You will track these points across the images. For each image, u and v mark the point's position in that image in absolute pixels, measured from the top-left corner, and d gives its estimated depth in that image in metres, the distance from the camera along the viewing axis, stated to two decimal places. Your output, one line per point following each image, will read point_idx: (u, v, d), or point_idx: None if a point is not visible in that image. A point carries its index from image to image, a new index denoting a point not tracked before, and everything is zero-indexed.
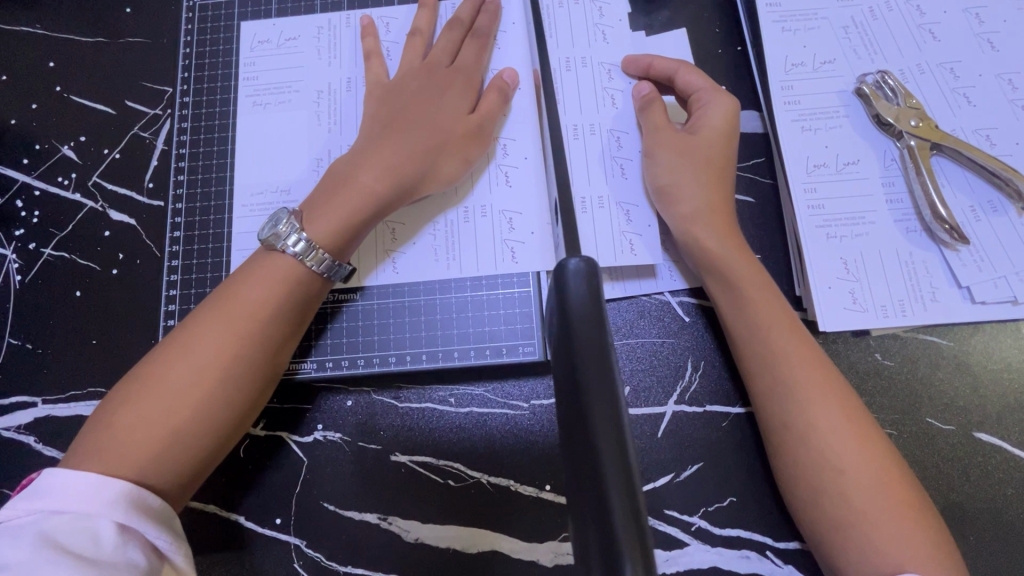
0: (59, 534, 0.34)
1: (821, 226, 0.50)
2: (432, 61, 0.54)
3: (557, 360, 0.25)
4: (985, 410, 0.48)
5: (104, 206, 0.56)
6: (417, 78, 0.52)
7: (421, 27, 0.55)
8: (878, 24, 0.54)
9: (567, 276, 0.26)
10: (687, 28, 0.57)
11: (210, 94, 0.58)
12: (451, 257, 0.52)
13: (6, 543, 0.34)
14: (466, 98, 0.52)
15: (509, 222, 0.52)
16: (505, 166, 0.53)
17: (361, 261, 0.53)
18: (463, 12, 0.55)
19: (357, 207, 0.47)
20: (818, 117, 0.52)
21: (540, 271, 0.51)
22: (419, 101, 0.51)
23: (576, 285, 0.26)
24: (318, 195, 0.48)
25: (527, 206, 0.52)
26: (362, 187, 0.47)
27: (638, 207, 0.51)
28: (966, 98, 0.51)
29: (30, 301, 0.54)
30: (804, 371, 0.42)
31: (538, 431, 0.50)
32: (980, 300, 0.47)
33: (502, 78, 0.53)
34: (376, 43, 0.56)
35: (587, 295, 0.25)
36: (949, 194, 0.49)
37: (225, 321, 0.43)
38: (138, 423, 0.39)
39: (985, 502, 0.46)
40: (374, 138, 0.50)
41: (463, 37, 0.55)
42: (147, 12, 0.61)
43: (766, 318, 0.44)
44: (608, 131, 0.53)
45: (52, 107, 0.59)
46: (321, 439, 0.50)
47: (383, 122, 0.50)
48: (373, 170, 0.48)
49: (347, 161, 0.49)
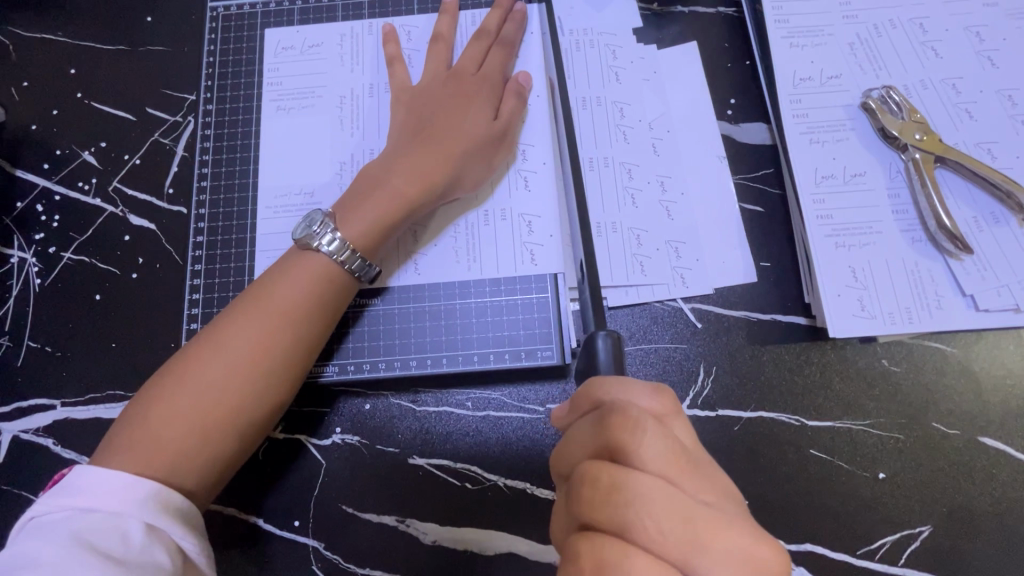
0: (89, 533, 0.35)
1: (830, 235, 0.51)
2: (454, 70, 0.56)
3: None
4: (989, 415, 0.49)
5: (124, 211, 0.57)
6: (441, 88, 0.54)
7: (442, 33, 0.57)
8: (883, 40, 0.56)
9: (598, 350, 0.37)
10: (698, 43, 0.59)
11: (233, 101, 0.59)
12: (471, 260, 0.53)
13: (35, 542, 0.34)
14: (487, 103, 0.54)
15: (528, 227, 0.54)
16: (523, 172, 0.55)
17: (384, 261, 0.54)
18: (490, 23, 0.57)
19: (389, 210, 0.48)
20: (827, 129, 0.54)
21: (557, 275, 0.53)
22: (441, 107, 0.53)
23: (604, 359, 0.37)
24: (351, 197, 0.49)
25: (546, 210, 0.54)
26: (394, 191, 0.49)
27: (648, 232, 0.53)
28: (968, 113, 0.53)
29: (49, 305, 0.55)
30: (723, 533, 0.29)
31: (554, 435, 0.50)
32: (984, 308, 0.49)
33: (517, 83, 0.55)
34: (398, 49, 0.58)
35: (612, 365, 0.37)
36: (952, 205, 0.51)
37: (257, 318, 0.44)
38: (168, 422, 0.40)
39: (990, 505, 0.47)
40: (402, 145, 0.52)
41: (488, 48, 0.57)
42: (169, 20, 0.62)
43: (672, 465, 0.31)
44: (620, 163, 0.55)
45: (73, 113, 0.60)
46: (340, 441, 0.51)
47: (411, 130, 0.52)
48: (404, 175, 0.49)
49: (378, 168, 0.50)
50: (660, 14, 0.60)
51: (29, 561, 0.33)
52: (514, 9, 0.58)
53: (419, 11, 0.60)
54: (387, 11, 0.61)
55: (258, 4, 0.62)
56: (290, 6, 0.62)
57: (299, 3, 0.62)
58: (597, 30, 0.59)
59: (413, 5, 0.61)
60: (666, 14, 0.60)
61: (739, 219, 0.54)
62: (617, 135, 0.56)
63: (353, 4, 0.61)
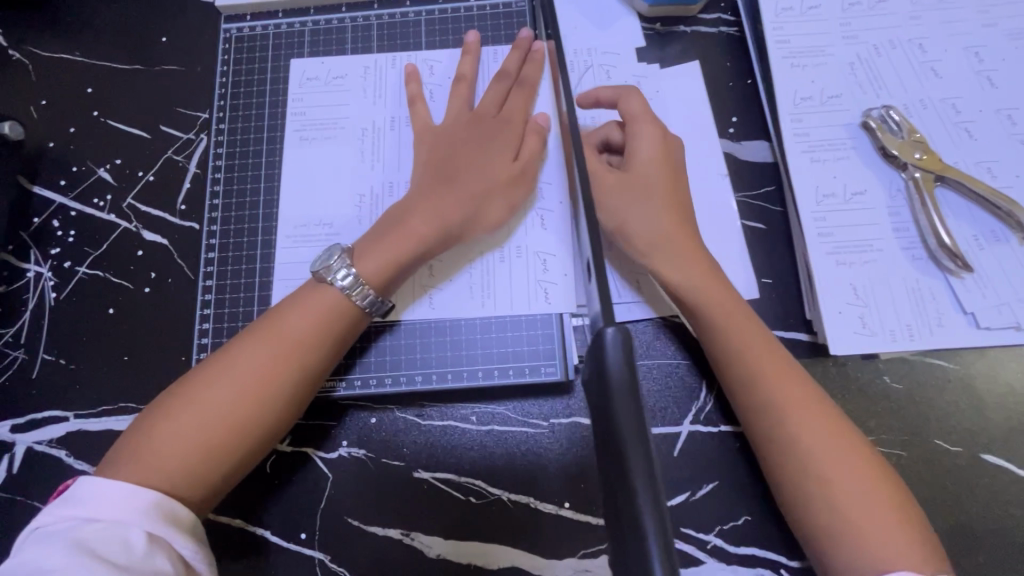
0: (91, 540, 0.36)
1: (831, 254, 0.52)
2: (477, 108, 0.57)
3: (598, 403, 0.30)
4: (992, 432, 0.49)
5: (137, 227, 0.58)
6: (464, 126, 0.55)
7: (465, 73, 0.59)
8: (883, 61, 0.56)
9: (605, 345, 0.29)
10: (700, 61, 0.60)
11: (245, 121, 0.61)
12: (485, 295, 0.54)
13: (42, 550, 0.35)
14: (509, 141, 0.55)
15: (544, 264, 0.54)
16: (540, 209, 0.56)
17: (399, 295, 0.54)
18: (511, 63, 0.59)
19: (405, 252, 0.49)
20: (827, 148, 0.55)
21: (565, 313, 0.54)
22: (464, 144, 0.54)
23: (614, 355, 0.29)
24: (369, 238, 0.50)
25: (559, 248, 0.55)
26: (412, 231, 0.50)
27: None
28: (968, 132, 0.54)
29: (63, 318, 0.56)
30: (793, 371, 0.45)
31: (557, 449, 0.51)
32: (985, 326, 0.49)
33: (538, 123, 0.56)
34: (420, 87, 0.59)
35: (622, 365, 0.29)
36: (953, 223, 0.51)
37: (269, 344, 0.45)
38: (176, 437, 0.41)
39: (993, 523, 0.47)
40: (426, 180, 0.52)
41: (510, 87, 0.58)
42: (183, 40, 0.64)
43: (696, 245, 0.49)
44: None
45: (89, 131, 0.62)
46: (346, 455, 0.51)
47: (432, 169, 0.53)
48: (424, 216, 0.50)
49: (401, 208, 0.51)
50: (662, 34, 0.61)
51: (35, 568, 0.34)
52: (533, 49, 0.59)
53: (426, 34, 0.62)
54: (396, 36, 0.62)
55: (270, 26, 0.64)
56: (301, 28, 0.63)
57: (309, 25, 0.63)
58: (600, 50, 0.60)
59: (421, 30, 0.63)
60: (668, 34, 0.61)
61: (741, 236, 0.54)
62: None
63: (362, 28, 0.63)
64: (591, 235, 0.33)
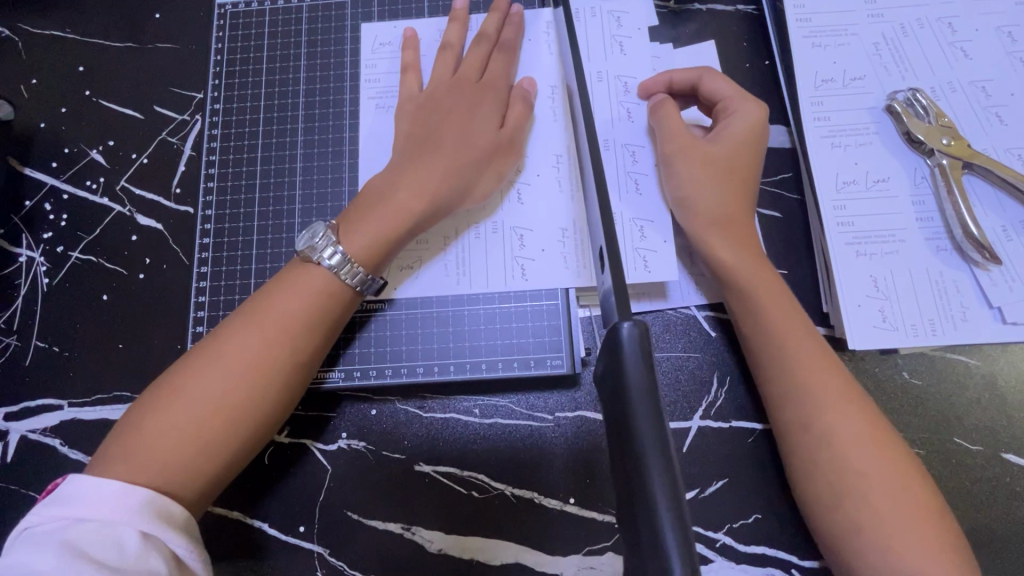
0: (81, 540, 0.34)
1: (851, 244, 0.49)
2: (460, 72, 0.54)
3: (613, 403, 0.28)
4: (1014, 431, 0.47)
5: (132, 211, 0.57)
6: (448, 90, 0.53)
7: (451, 41, 0.56)
8: (909, 40, 0.54)
9: (620, 340, 0.28)
10: (716, 41, 0.57)
11: (241, 101, 0.59)
12: (477, 272, 0.52)
13: (30, 550, 0.33)
14: (494, 108, 0.52)
15: (523, 240, 0.52)
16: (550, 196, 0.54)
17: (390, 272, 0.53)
18: (489, 26, 0.56)
19: (393, 225, 0.47)
20: (849, 133, 0.52)
21: (571, 285, 0.51)
22: (448, 115, 0.51)
23: (630, 351, 0.27)
24: (352, 213, 0.48)
25: (538, 224, 0.52)
26: (399, 205, 0.47)
27: (653, 223, 0.50)
28: (998, 117, 0.51)
29: (56, 304, 0.55)
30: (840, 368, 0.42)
31: (564, 444, 0.49)
32: (1012, 321, 0.47)
33: (521, 88, 0.54)
34: (416, 55, 0.56)
35: (641, 363, 0.27)
36: (979, 213, 0.49)
37: (257, 330, 0.43)
38: (165, 429, 0.39)
39: (1014, 526, 0.46)
40: (407, 153, 0.50)
41: (489, 51, 0.55)
42: (177, 16, 0.62)
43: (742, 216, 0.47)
44: (622, 145, 0.52)
45: (81, 111, 0.60)
46: (345, 447, 0.50)
47: (415, 141, 0.51)
48: (411, 188, 0.48)
49: (382, 182, 0.49)
50: (677, 11, 0.58)
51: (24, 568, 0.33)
52: (512, 12, 0.57)
53: (428, 9, 0.60)
54: (398, 11, 0.60)
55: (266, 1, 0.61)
56: (299, 4, 0.61)
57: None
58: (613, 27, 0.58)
59: (424, 6, 0.60)
60: (683, 12, 0.58)
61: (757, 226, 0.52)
62: (620, 113, 0.53)
63: (363, 3, 0.60)
64: (605, 222, 0.31)
